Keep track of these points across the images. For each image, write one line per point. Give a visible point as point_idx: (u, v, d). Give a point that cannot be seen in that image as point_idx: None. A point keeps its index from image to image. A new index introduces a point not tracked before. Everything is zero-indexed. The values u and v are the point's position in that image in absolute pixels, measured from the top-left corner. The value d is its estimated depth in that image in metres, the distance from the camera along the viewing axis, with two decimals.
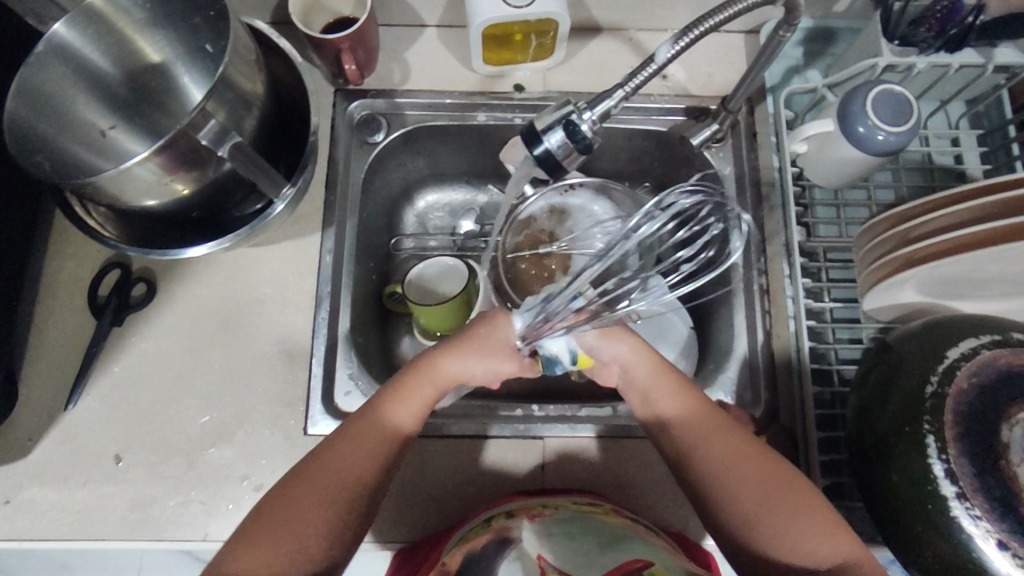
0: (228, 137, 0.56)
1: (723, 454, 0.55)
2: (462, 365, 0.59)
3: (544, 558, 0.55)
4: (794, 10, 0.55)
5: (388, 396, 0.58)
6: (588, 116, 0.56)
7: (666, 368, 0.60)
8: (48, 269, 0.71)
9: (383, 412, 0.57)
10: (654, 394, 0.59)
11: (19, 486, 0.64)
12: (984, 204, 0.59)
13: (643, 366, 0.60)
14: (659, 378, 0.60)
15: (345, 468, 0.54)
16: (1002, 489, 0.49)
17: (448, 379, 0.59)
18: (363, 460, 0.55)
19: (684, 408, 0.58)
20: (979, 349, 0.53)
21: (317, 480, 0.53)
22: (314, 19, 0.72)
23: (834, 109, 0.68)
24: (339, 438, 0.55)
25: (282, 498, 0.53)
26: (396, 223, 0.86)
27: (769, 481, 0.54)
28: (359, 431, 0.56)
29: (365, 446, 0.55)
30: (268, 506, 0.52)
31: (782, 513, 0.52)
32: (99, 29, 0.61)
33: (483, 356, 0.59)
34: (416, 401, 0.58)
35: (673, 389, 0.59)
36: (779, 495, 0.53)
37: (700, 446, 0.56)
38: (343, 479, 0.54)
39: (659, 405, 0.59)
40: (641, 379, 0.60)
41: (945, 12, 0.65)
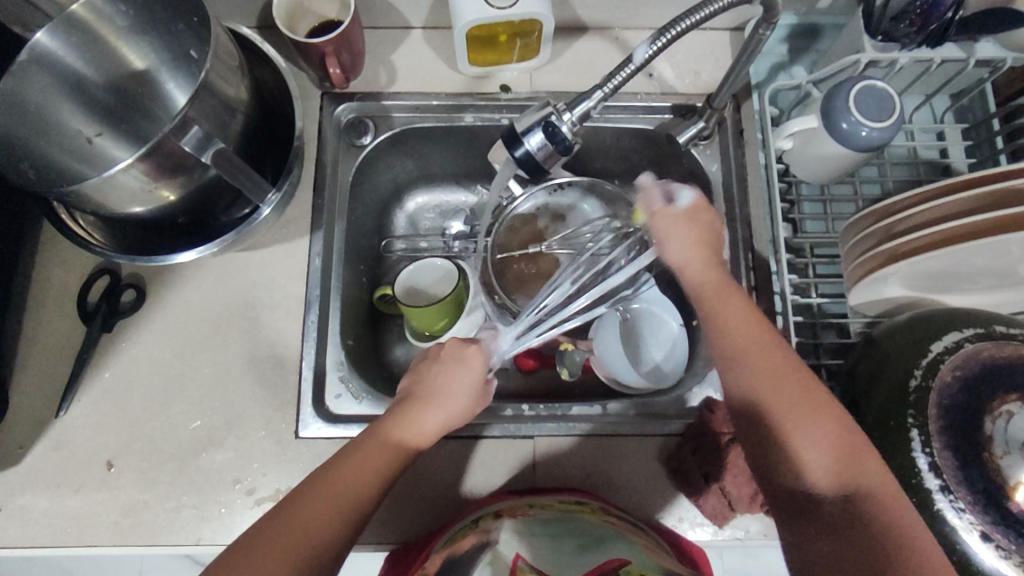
0: (211, 144, 0.56)
1: (781, 381, 0.52)
2: (442, 413, 0.59)
3: (522, 559, 0.55)
4: (773, 8, 0.55)
5: (371, 441, 0.55)
6: (568, 118, 0.57)
7: (734, 291, 0.57)
8: (37, 276, 0.71)
9: (370, 456, 0.54)
10: (720, 308, 0.56)
11: (10, 494, 0.64)
12: (969, 199, 0.59)
13: (699, 275, 0.59)
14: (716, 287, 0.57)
15: (314, 518, 0.50)
16: (986, 482, 0.49)
17: (431, 427, 0.58)
18: (338, 510, 0.51)
19: (737, 333, 0.55)
20: (962, 343, 0.54)
21: (274, 536, 0.49)
22: (299, 23, 0.73)
23: (818, 105, 0.68)
24: (308, 488, 0.52)
25: (242, 552, 0.48)
26: (386, 225, 0.86)
27: (805, 409, 0.50)
28: (335, 479, 0.52)
29: (334, 498, 0.51)
30: (227, 558, 0.48)
31: (803, 442, 0.50)
32: (83, 38, 0.62)
33: (460, 404, 0.60)
34: (406, 440, 0.56)
35: (744, 316, 0.55)
36: (799, 424, 0.50)
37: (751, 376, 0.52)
38: (301, 535, 0.49)
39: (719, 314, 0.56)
40: (693, 282, 0.59)
41: (926, 8, 0.64)
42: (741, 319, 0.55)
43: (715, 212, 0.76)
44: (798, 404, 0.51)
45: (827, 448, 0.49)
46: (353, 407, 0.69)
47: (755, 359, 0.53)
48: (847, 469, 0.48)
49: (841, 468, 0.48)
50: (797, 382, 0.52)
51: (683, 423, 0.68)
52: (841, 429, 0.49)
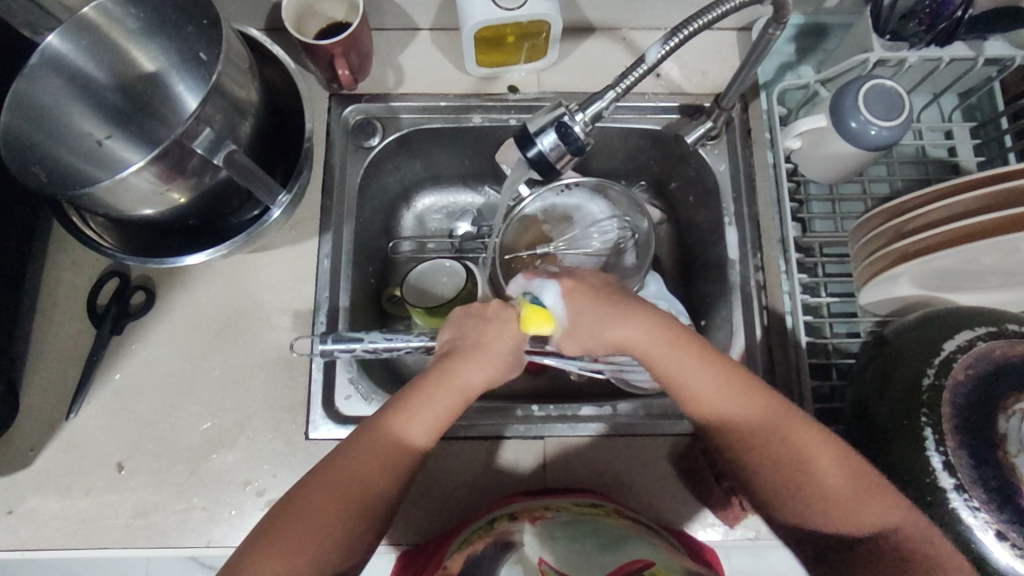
0: (222, 147, 0.57)
1: (787, 448, 0.54)
2: (474, 377, 0.57)
3: (545, 562, 0.54)
4: (783, 8, 0.55)
5: (402, 409, 0.54)
6: (580, 118, 0.57)
7: (687, 343, 0.57)
8: (47, 278, 0.71)
9: (401, 427, 0.54)
10: (685, 385, 0.56)
11: (21, 497, 0.64)
12: (981, 198, 0.59)
13: (646, 334, 0.57)
14: (680, 355, 0.56)
15: (358, 481, 0.52)
16: (1001, 481, 0.49)
17: (469, 388, 0.57)
18: (382, 471, 0.52)
19: (715, 402, 0.55)
20: (975, 341, 0.53)
21: (329, 487, 0.51)
22: (307, 25, 0.73)
23: (826, 105, 0.68)
24: (352, 448, 0.53)
25: (290, 506, 0.51)
26: (394, 226, 0.86)
27: (809, 461, 0.54)
28: (373, 445, 0.53)
29: (382, 459, 0.53)
30: (285, 508, 0.51)
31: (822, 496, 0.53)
32: (94, 40, 0.62)
33: (492, 364, 0.57)
34: (443, 409, 0.55)
35: (732, 387, 0.55)
36: (809, 475, 0.53)
37: (753, 447, 0.55)
38: (359, 488, 0.52)
39: (696, 384, 0.56)
40: (650, 349, 0.57)
41: (934, 8, 0.64)
42: (719, 383, 0.55)
43: (723, 212, 0.76)
44: (811, 465, 0.53)
45: (840, 489, 0.53)
46: (362, 408, 0.69)
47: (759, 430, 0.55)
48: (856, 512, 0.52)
49: (855, 512, 0.52)
50: (803, 437, 0.54)
51: (693, 423, 0.68)
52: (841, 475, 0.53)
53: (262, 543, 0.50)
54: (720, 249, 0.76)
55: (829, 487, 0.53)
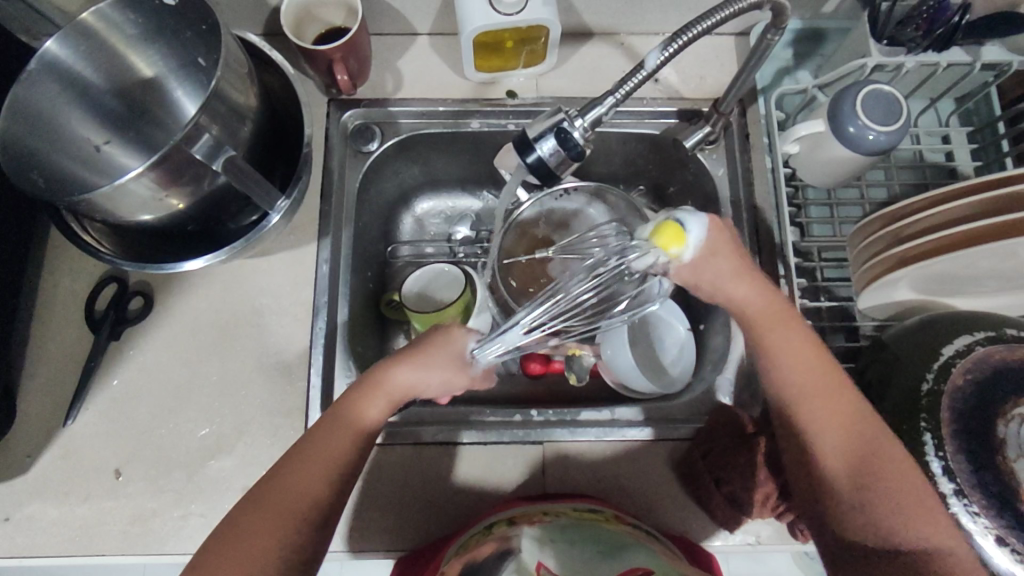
0: (221, 152, 0.57)
1: (852, 435, 0.53)
2: (415, 379, 0.58)
3: (545, 566, 0.54)
4: (781, 14, 0.55)
5: (348, 403, 0.56)
6: (580, 124, 0.57)
7: (785, 314, 0.58)
8: (45, 284, 0.71)
9: (335, 430, 0.55)
10: (779, 348, 0.57)
11: (18, 503, 0.64)
12: (977, 203, 0.59)
13: (757, 303, 0.58)
14: (775, 318, 0.57)
15: (293, 494, 0.52)
16: (1000, 486, 0.49)
17: (402, 391, 0.58)
18: (313, 480, 0.53)
19: (799, 368, 0.56)
20: (974, 346, 0.54)
21: (264, 502, 0.52)
22: (306, 31, 0.73)
23: (825, 110, 0.68)
24: (289, 459, 0.54)
25: (231, 532, 0.51)
26: (392, 231, 0.86)
27: (869, 445, 0.52)
28: (310, 450, 0.54)
29: (313, 467, 0.53)
30: (228, 526, 0.51)
31: (877, 493, 0.51)
32: (92, 46, 0.62)
33: (429, 368, 0.58)
34: (376, 410, 0.57)
35: (814, 361, 0.56)
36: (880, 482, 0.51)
37: (823, 423, 0.54)
38: (291, 500, 0.52)
39: (784, 354, 0.56)
40: (751, 317, 0.58)
41: (932, 12, 0.65)
42: (806, 351, 0.56)
43: (722, 217, 0.76)
44: (874, 463, 0.52)
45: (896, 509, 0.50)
46: None
47: (823, 408, 0.55)
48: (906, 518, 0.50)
49: (905, 521, 0.50)
50: (873, 434, 0.53)
51: (693, 428, 0.68)
52: (902, 469, 0.51)
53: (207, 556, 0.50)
54: None
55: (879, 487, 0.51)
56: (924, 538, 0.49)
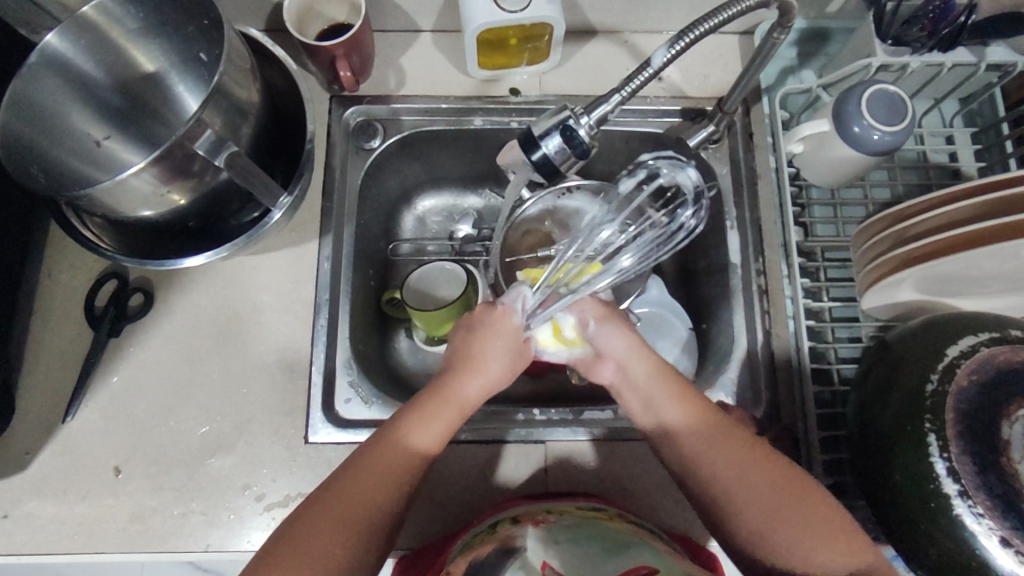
0: (224, 148, 0.56)
1: (753, 473, 0.54)
2: (480, 387, 0.60)
3: (550, 566, 0.53)
4: (788, 12, 0.55)
5: (411, 416, 0.57)
6: (585, 121, 0.57)
7: (672, 371, 0.60)
8: (44, 280, 0.70)
9: (406, 443, 0.55)
10: (658, 399, 0.59)
11: (17, 501, 0.64)
12: (978, 204, 0.59)
13: (641, 359, 0.61)
14: (663, 374, 0.60)
15: (365, 499, 0.52)
16: (1004, 487, 0.49)
17: (468, 401, 0.59)
18: (387, 486, 0.53)
19: (683, 416, 0.58)
20: (978, 347, 0.53)
21: (335, 505, 0.52)
22: (309, 26, 0.72)
23: (829, 109, 0.68)
24: (357, 465, 0.54)
25: (300, 530, 0.50)
26: (394, 228, 0.86)
27: (771, 479, 0.54)
28: (380, 459, 0.54)
29: (383, 475, 0.53)
30: (292, 526, 0.51)
31: (787, 528, 0.52)
32: (93, 39, 0.61)
33: (491, 371, 0.60)
34: (443, 421, 0.57)
35: (688, 400, 0.58)
36: (776, 504, 0.52)
37: (716, 469, 0.55)
38: (362, 505, 0.52)
39: (663, 412, 0.58)
40: (637, 373, 0.61)
41: (938, 11, 0.65)
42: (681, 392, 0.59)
43: (725, 216, 0.76)
44: (782, 502, 0.53)
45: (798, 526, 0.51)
46: (364, 412, 0.68)
47: (725, 468, 0.55)
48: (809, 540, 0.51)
49: (817, 546, 0.51)
50: (755, 460, 0.55)
51: None
52: (792, 495, 0.53)
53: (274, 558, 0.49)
54: (721, 252, 0.76)
55: (772, 504, 0.53)
56: (834, 558, 0.50)
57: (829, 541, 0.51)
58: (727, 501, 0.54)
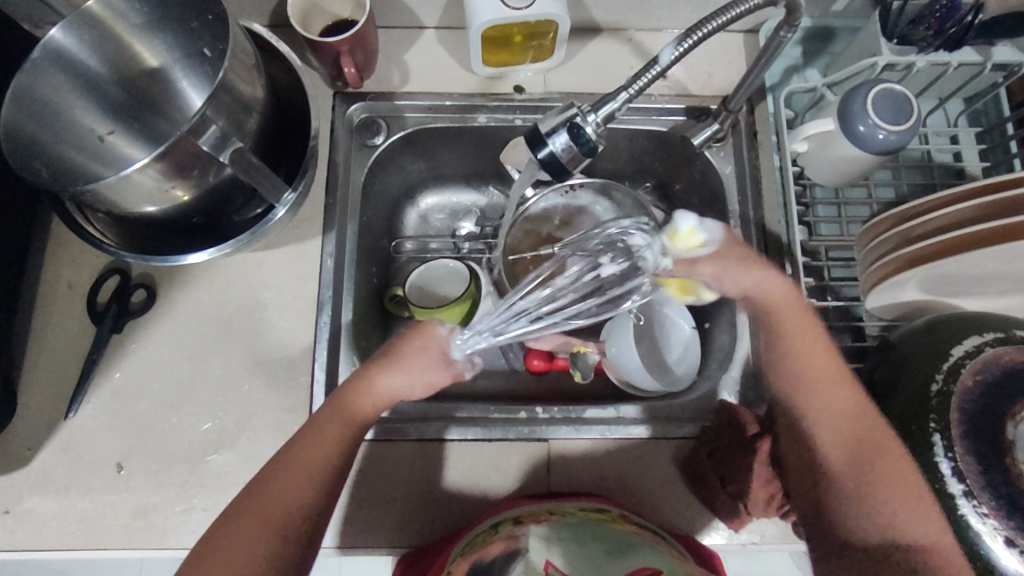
0: (229, 144, 0.56)
1: (850, 422, 0.56)
2: (394, 383, 0.58)
3: (553, 564, 0.55)
4: (795, 11, 0.55)
5: (328, 410, 0.56)
6: (592, 119, 0.57)
7: (800, 307, 0.61)
8: (45, 275, 0.70)
9: (323, 435, 0.55)
10: (802, 342, 0.60)
11: (18, 497, 0.63)
12: (984, 204, 0.59)
13: (787, 298, 0.61)
14: (800, 329, 0.60)
15: (278, 500, 0.52)
16: (1009, 487, 0.49)
17: (381, 397, 0.58)
18: (298, 485, 0.53)
19: (832, 367, 0.59)
20: (983, 347, 0.53)
21: (247, 512, 0.52)
22: (312, 22, 0.72)
23: (834, 108, 0.68)
24: (273, 466, 0.54)
25: (216, 537, 0.51)
26: (397, 226, 0.86)
27: (861, 432, 0.55)
28: (292, 457, 0.54)
29: (297, 472, 0.53)
30: (212, 534, 0.51)
31: (867, 489, 0.54)
32: (96, 34, 0.61)
33: (413, 368, 0.59)
34: (355, 415, 0.56)
35: (828, 348, 0.59)
36: (856, 452, 0.55)
37: (840, 412, 0.57)
38: (272, 508, 0.52)
39: (805, 353, 0.59)
40: (773, 310, 0.61)
41: (944, 11, 0.65)
42: (823, 361, 0.59)
43: (729, 215, 0.75)
44: (854, 458, 0.55)
45: (860, 488, 0.54)
46: None
47: (814, 406, 0.58)
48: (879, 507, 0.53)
49: (900, 512, 0.52)
50: (850, 410, 0.57)
51: (698, 426, 0.68)
52: (876, 451, 0.54)
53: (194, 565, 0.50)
54: None
55: (842, 450, 0.56)
56: (913, 528, 0.51)
57: (905, 510, 0.52)
58: (829, 464, 0.57)
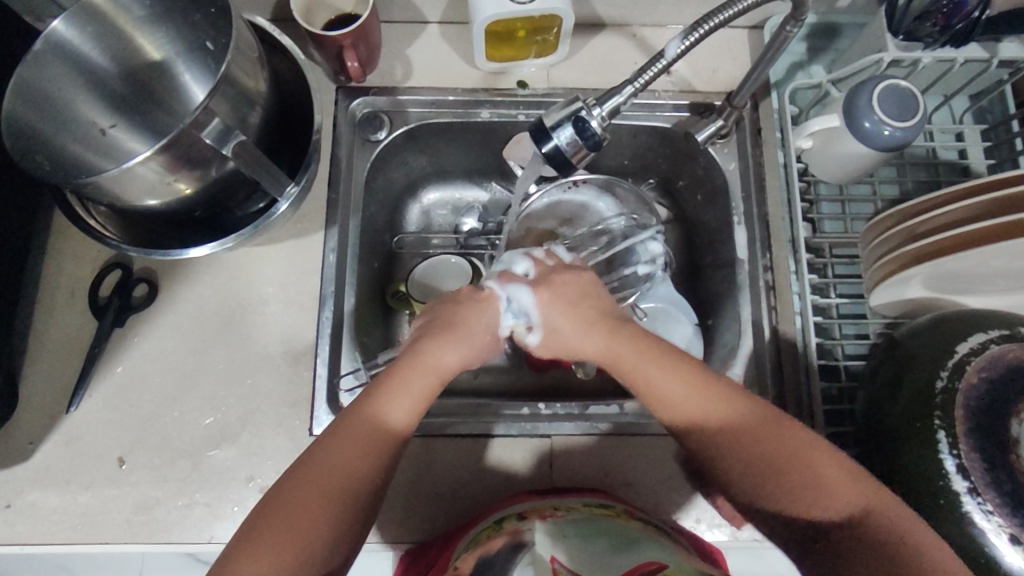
0: (232, 136, 0.56)
1: (742, 432, 0.51)
2: (449, 358, 0.56)
3: (558, 559, 0.52)
4: (801, 5, 0.54)
5: (381, 393, 0.53)
6: (597, 113, 0.56)
7: (658, 342, 0.55)
8: (47, 268, 0.70)
9: (379, 416, 0.51)
10: (642, 369, 0.54)
11: (20, 490, 0.63)
12: (989, 201, 0.58)
13: (598, 343, 0.56)
14: (635, 354, 0.55)
15: (342, 471, 0.49)
16: (1013, 484, 0.49)
17: (441, 371, 0.55)
18: (364, 459, 0.50)
19: (676, 378, 0.53)
20: (988, 344, 0.53)
21: (311, 483, 0.48)
22: (315, 16, 0.72)
23: (838, 104, 0.68)
24: (329, 442, 0.50)
25: (276, 506, 0.48)
26: (399, 221, 0.86)
27: (767, 435, 0.51)
28: (352, 433, 0.50)
29: (360, 448, 0.50)
30: (268, 502, 0.48)
31: (809, 487, 0.49)
32: (99, 27, 0.61)
33: (465, 341, 0.57)
34: (415, 394, 0.53)
35: (676, 368, 0.53)
36: (784, 455, 0.50)
37: (743, 431, 0.51)
38: (338, 479, 0.49)
39: (654, 380, 0.53)
40: (565, 335, 0.58)
41: (950, 8, 0.64)
42: (673, 376, 0.53)
43: (733, 212, 0.75)
44: (776, 466, 0.50)
45: (810, 489, 0.49)
46: None
47: (725, 435, 0.51)
48: (830, 493, 0.49)
49: (837, 493, 0.49)
50: (762, 430, 0.51)
51: None
52: (800, 449, 0.50)
53: (255, 532, 0.47)
54: (729, 248, 0.76)
55: (783, 476, 0.50)
56: (848, 504, 0.48)
57: (843, 490, 0.49)
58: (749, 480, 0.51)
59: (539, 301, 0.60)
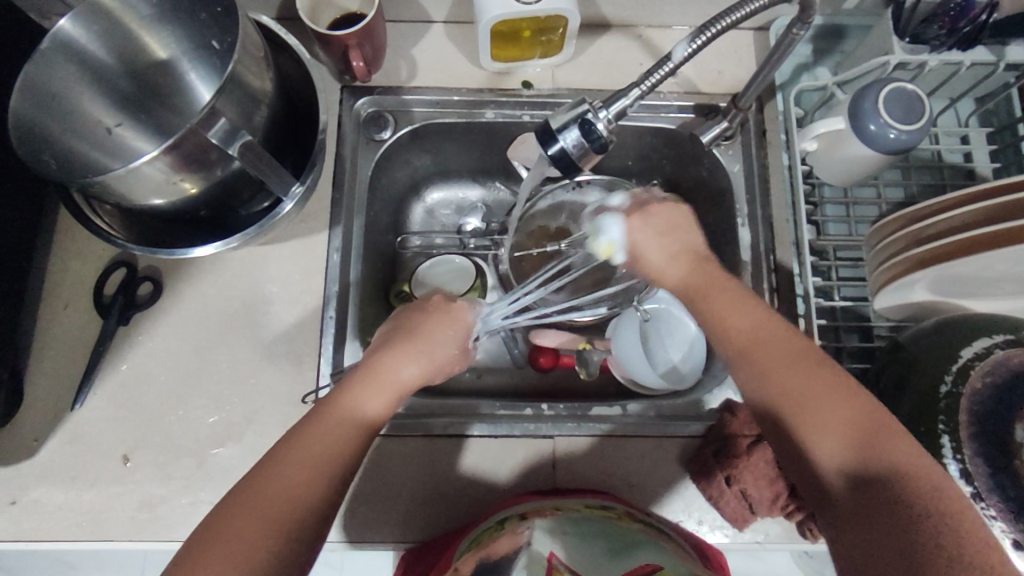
0: (238, 136, 0.55)
1: (789, 377, 0.50)
2: (408, 366, 0.57)
3: (556, 556, 0.54)
4: (809, 8, 0.54)
5: (345, 395, 0.53)
6: (603, 115, 0.56)
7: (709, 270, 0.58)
8: (52, 267, 0.70)
9: (338, 417, 0.51)
10: (715, 299, 0.55)
11: (24, 487, 0.63)
12: (995, 206, 0.58)
13: (677, 273, 0.59)
14: (712, 282, 0.56)
15: (292, 483, 0.47)
16: (1018, 491, 0.49)
17: (401, 376, 0.56)
18: (317, 469, 0.48)
19: (747, 317, 0.54)
20: (993, 349, 0.53)
21: (255, 498, 0.46)
22: (321, 15, 0.72)
23: (844, 107, 0.67)
24: (284, 448, 0.49)
25: (222, 520, 0.45)
26: (403, 221, 0.86)
27: (811, 384, 0.49)
28: (308, 437, 0.49)
29: (313, 454, 0.48)
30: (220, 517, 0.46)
31: (843, 435, 0.47)
32: (105, 25, 0.61)
33: (425, 351, 0.58)
34: (379, 397, 0.54)
35: (742, 300, 0.55)
36: (823, 403, 0.48)
37: (786, 362, 0.50)
38: (284, 489, 0.46)
39: (724, 314, 0.54)
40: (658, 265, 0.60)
41: (957, 10, 0.65)
42: (744, 314, 0.54)
43: (737, 213, 0.75)
44: (807, 406, 0.48)
45: (843, 441, 0.47)
46: None
47: (773, 366, 0.51)
48: (865, 445, 0.46)
49: (877, 445, 0.46)
50: (798, 366, 0.50)
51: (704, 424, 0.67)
52: (844, 407, 0.48)
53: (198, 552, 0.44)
54: (733, 249, 0.76)
55: (836, 428, 0.47)
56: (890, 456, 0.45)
57: (893, 442, 0.46)
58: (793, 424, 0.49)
59: (629, 225, 0.63)
